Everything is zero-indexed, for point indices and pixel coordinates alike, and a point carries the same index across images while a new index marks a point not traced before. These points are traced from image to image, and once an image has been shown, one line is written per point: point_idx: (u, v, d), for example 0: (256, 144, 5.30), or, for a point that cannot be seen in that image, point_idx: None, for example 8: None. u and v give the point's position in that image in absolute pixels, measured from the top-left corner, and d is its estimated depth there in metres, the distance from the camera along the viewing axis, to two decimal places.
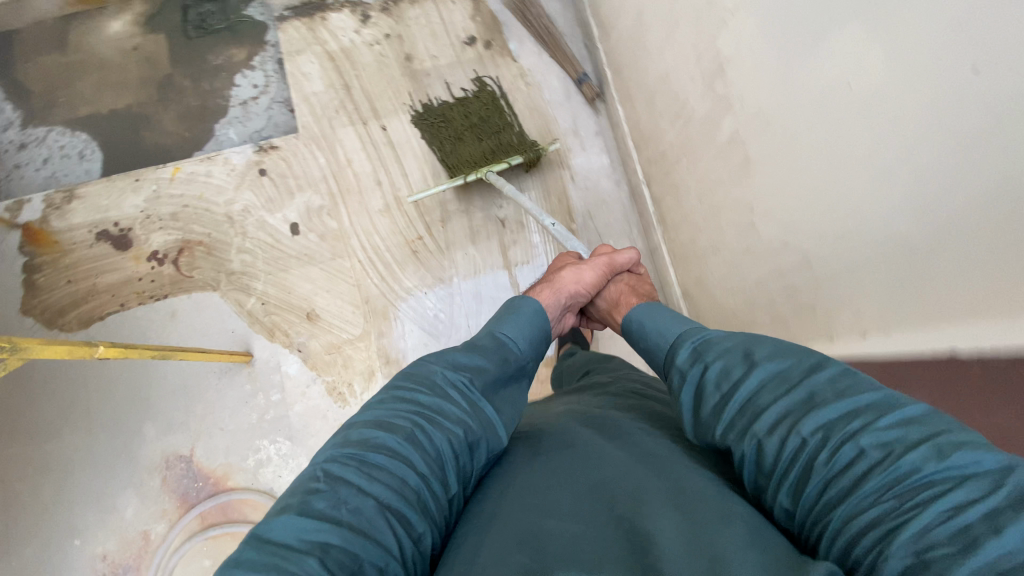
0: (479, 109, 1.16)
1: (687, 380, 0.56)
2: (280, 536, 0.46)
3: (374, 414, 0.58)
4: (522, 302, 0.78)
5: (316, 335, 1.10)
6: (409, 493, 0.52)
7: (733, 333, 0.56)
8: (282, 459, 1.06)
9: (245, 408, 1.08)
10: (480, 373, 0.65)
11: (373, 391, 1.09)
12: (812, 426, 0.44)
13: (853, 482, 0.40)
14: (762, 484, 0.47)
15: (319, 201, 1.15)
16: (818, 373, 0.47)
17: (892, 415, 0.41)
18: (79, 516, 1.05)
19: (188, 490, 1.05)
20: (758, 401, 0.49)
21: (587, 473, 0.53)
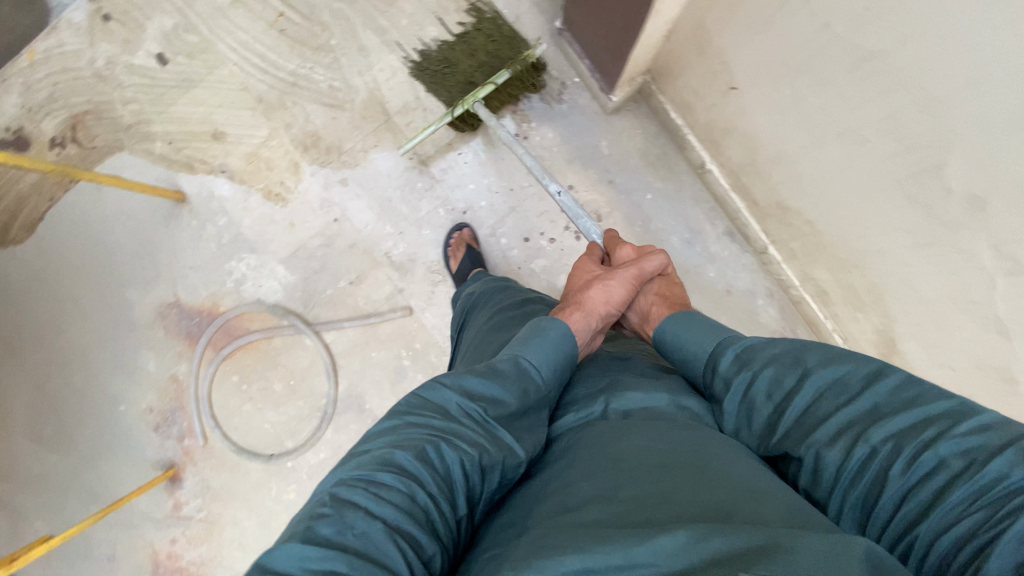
0: (487, 39, 1.05)
1: (734, 388, 0.55)
2: (282, 567, 0.40)
3: (385, 439, 0.51)
4: (550, 324, 0.67)
5: (230, 152, 1.10)
6: (419, 515, 0.46)
7: (778, 340, 0.55)
8: (255, 270, 1.11)
9: (202, 242, 1.11)
10: (498, 407, 0.56)
11: (307, 181, 1.09)
12: (882, 435, 0.43)
13: (937, 491, 0.39)
14: (825, 492, 0.45)
15: (171, 21, 1.09)
16: (879, 381, 0.46)
17: (969, 421, 0.40)
18: (115, 385, 1.15)
19: (191, 329, 1.13)
20: (818, 410, 0.48)
21: (607, 463, 0.48)
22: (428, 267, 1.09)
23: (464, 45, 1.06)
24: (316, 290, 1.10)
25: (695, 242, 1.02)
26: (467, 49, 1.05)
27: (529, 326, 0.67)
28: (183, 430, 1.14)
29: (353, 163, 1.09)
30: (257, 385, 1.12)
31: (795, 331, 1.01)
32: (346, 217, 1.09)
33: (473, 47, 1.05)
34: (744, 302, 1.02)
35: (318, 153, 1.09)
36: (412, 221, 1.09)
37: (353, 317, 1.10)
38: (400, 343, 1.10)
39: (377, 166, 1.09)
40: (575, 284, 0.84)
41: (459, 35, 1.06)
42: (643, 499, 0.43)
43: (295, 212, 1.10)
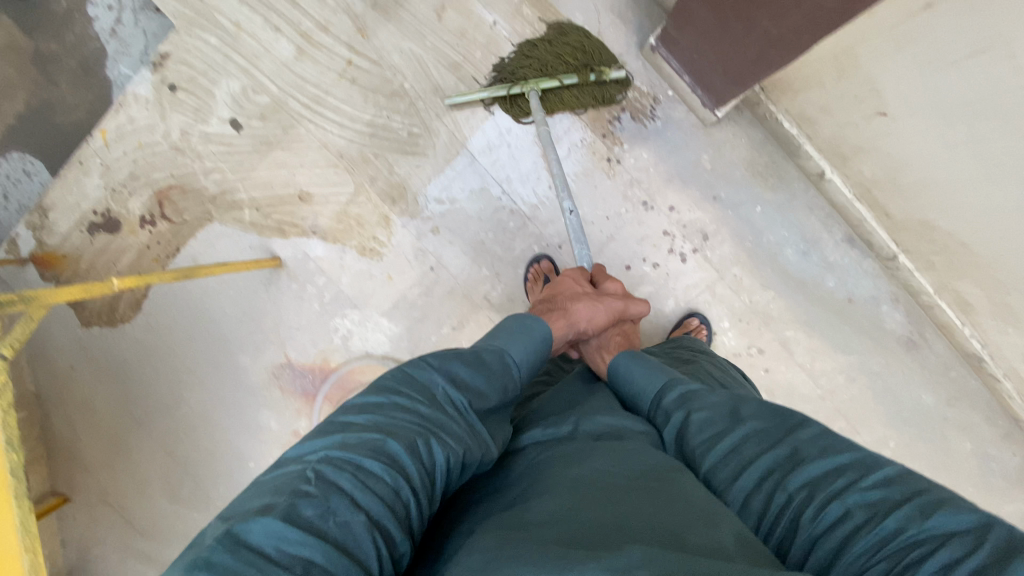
0: (587, 37, 0.97)
1: (674, 424, 0.63)
2: (259, 542, 0.42)
3: (369, 417, 0.53)
4: (535, 323, 0.72)
5: (320, 212, 1.09)
6: (398, 509, 0.48)
7: (718, 392, 0.64)
8: (361, 325, 1.12)
9: (304, 303, 1.12)
10: (480, 399, 0.60)
11: (399, 232, 1.08)
12: (798, 483, 0.52)
13: (843, 537, 0.47)
14: (752, 531, 0.53)
15: (239, 84, 1.06)
16: (799, 433, 0.55)
17: (874, 475, 0.49)
18: (240, 446, 1.20)
19: (305, 387, 1.15)
20: (747, 453, 0.57)
21: (573, 473, 0.51)
22: (530, 305, 1.08)
23: (561, 33, 0.98)
24: (421, 338, 1.11)
25: (811, 252, 0.98)
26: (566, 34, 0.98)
27: (515, 322, 0.72)
28: None
29: (442, 209, 1.07)
30: None
31: (922, 334, 0.98)
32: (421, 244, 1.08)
33: (570, 37, 0.97)
34: (867, 309, 0.98)
35: (405, 204, 1.07)
36: (508, 261, 1.07)
37: None
38: None
39: (467, 210, 1.07)
40: (563, 292, 0.85)
41: (544, 37, 0.98)
42: (604, 510, 0.45)
43: (392, 265, 1.09)
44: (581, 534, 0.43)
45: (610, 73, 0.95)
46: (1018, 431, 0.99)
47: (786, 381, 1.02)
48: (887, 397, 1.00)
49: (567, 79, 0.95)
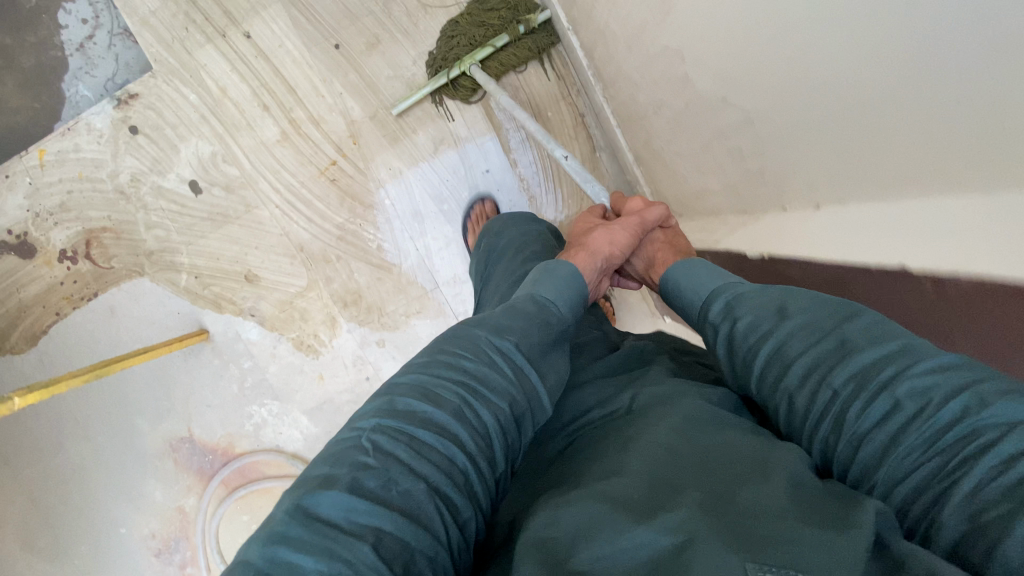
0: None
1: (721, 337, 0.55)
2: (327, 514, 0.39)
3: (415, 376, 0.49)
4: (559, 264, 0.66)
5: (263, 296, 1.04)
6: (457, 475, 0.45)
7: (769, 287, 0.54)
8: (277, 417, 1.08)
9: (223, 382, 1.07)
10: (527, 338, 0.55)
11: (342, 336, 1.05)
12: (844, 377, 0.43)
13: (892, 433, 0.39)
14: (798, 428, 0.46)
15: (209, 148, 1.00)
16: (851, 323, 0.45)
17: (929, 361, 0.39)
18: (116, 509, 1.11)
19: (203, 464, 1.09)
20: (789, 351, 0.47)
21: (645, 438, 0.46)
22: None
23: (478, 3, 0.94)
24: None
25: None
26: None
27: (545, 265, 0.66)
28: (185, 559, 1.13)
29: (392, 325, 1.05)
30: None
31: None
32: (388, 225, 1.02)
33: (488, 4, 0.93)
34: None
35: (356, 310, 1.04)
36: None
37: None
38: None
39: (418, 332, 1.05)
40: (575, 230, 0.80)
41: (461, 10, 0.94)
42: (676, 471, 0.42)
43: (326, 365, 1.06)
44: (653, 501, 0.39)
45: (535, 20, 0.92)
46: None
47: None
48: None
49: (499, 42, 0.91)
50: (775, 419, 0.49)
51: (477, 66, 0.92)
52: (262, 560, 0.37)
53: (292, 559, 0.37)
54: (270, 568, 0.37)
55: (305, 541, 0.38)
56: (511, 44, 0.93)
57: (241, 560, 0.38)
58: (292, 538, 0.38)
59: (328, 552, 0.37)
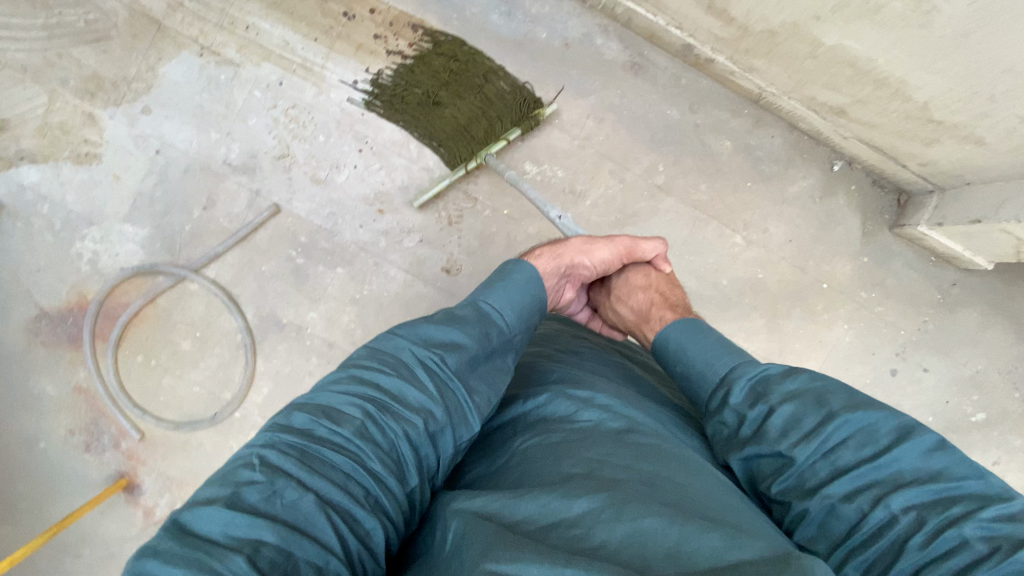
0: (447, 66, 1.02)
1: (746, 421, 0.57)
2: (206, 530, 0.42)
3: (325, 397, 0.54)
4: (516, 269, 0.71)
5: (18, 134, 1.00)
6: (357, 489, 0.49)
7: (794, 374, 0.58)
8: (104, 241, 1.02)
9: (36, 239, 1.02)
10: (457, 352, 0.60)
11: (110, 126, 1.00)
12: (903, 503, 0.47)
13: (954, 571, 0.43)
14: (834, 536, 0.49)
15: None
16: (908, 443, 0.50)
17: (996, 508, 0.45)
18: (22, 425, 1.06)
19: (69, 331, 1.04)
20: (842, 461, 0.51)
21: (585, 454, 0.52)
22: (274, 155, 1.02)
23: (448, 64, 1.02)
24: (174, 231, 1.02)
25: (514, 11, 1.02)
26: (429, 73, 1.02)
27: (495, 273, 0.71)
28: (115, 436, 1.06)
29: (146, 86, 1.00)
30: (165, 354, 1.05)
31: (641, 54, 1.04)
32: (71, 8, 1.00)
33: (460, 68, 1.02)
34: (585, 48, 1.03)
35: (107, 93, 1.00)
36: (234, 116, 1.01)
37: (224, 240, 1.02)
38: (284, 245, 1.03)
39: (172, 78, 1.00)
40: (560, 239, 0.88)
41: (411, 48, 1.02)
42: (600, 514, 0.44)
43: (114, 162, 1.01)
44: (547, 512, 0.46)
45: (544, 111, 1.03)
46: (765, 112, 1.05)
47: (547, 144, 1.05)
48: (638, 124, 1.05)
49: (514, 133, 1.01)
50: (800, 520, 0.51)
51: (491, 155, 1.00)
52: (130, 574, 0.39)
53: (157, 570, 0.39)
54: None
55: (175, 552, 0.40)
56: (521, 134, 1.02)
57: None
58: (163, 551, 0.40)
59: (197, 565, 0.39)
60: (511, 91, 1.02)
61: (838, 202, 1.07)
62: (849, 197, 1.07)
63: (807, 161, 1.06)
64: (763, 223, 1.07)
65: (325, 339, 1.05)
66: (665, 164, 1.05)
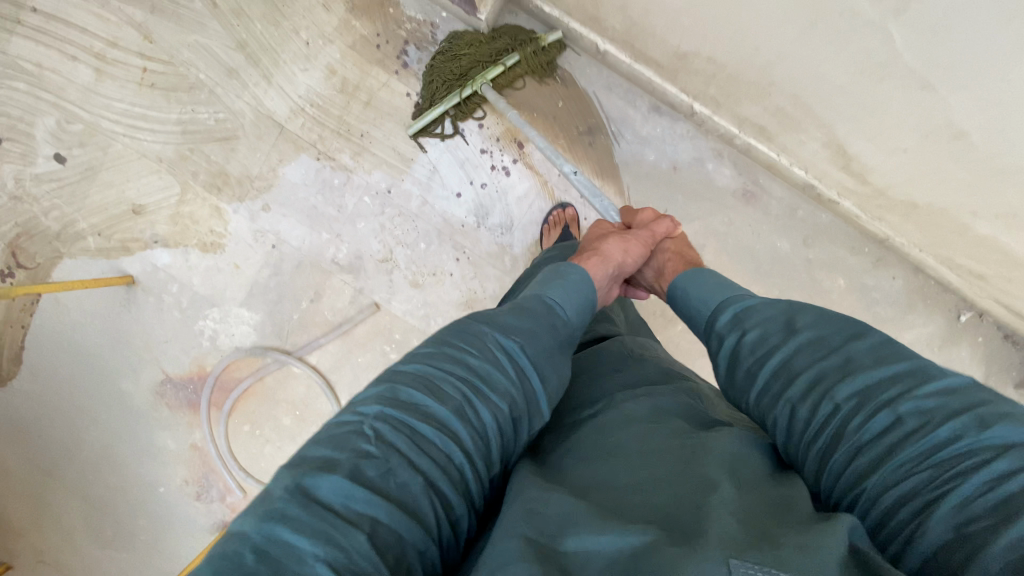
0: (470, 45, 0.97)
1: (727, 344, 0.60)
2: (327, 498, 0.40)
3: (420, 368, 0.51)
4: (570, 270, 0.70)
5: (156, 221, 1.10)
6: (453, 472, 0.46)
7: (775, 301, 0.59)
8: (222, 322, 1.12)
9: (166, 313, 1.13)
10: (532, 342, 0.57)
11: (233, 220, 1.08)
12: (849, 391, 0.47)
13: (889, 445, 0.42)
14: (791, 444, 0.50)
15: (53, 118, 1.10)
16: (859, 342, 0.49)
17: (936, 385, 0.44)
18: (147, 471, 1.20)
19: (189, 396, 1.16)
20: (794, 364, 0.52)
21: (632, 434, 0.51)
22: (376, 256, 1.06)
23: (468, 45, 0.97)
24: (283, 319, 1.10)
25: (623, 132, 0.99)
26: (453, 56, 0.97)
27: (552, 272, 0.69)
28: (222, 490, 1.18)
29: (267, 186, 1.06)
30: (268, 425, 1.15)
31: (756, 182, 0.98)
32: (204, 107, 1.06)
33: (478, 41, 0.97)
34: (695, 172, 0.99)
35: (232, 189, 1.07)
36: (343, 219, 1.06)
37: (327, 332, 1.10)
38: (380, 340, 1.09)
39: (291, 180, 1.06)
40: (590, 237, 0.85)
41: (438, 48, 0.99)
42: (659, 486, 0.43)
43: (234, 253, 1.09)
44: (595, 479, 0.46)
45: (547, 36, 0.95)
46: (889, 252, 0.97)
47: None
48: (743, 253, 1.00)
49: (512, 58, 0.94)
50: (772, 433, 0.52)
51: (489, 83, 0.95)
52: (257, 534, 0.37)
53: (289, 538, 0.37)
54: (266, 544, 0.37)
55: (303, 522, 0.38)
56: (524, 62, 0.95)
57: (236, 537, 0.37)
58: (290, 516, 0.38)
59: (326, 535, 0.37)
60: (525, 37, 0.96)
61: (960, 353, 0.99)
62: (974, 349, 0.98)
63: (930, 307, 0.98)
64: None
65: None
66: (768, 296, 1.01)
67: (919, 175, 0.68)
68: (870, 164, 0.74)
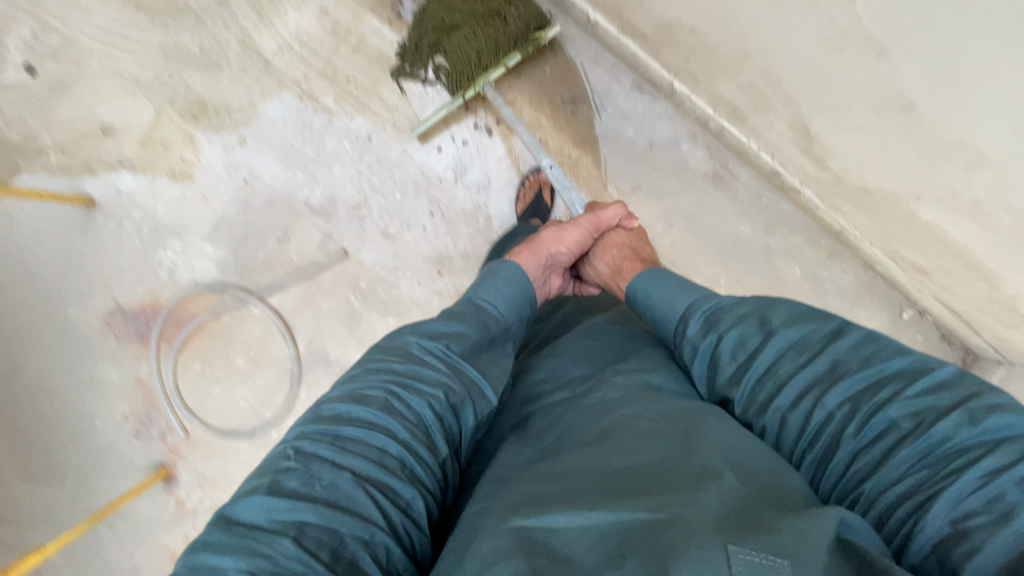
0: (467, 1, 0.97)
1: (704, 351, 0.63)
2: (249, 517, 0.44)
3: (343, 388, 0.56)
4: (503, 266, 0.74)
5: (126, 144, 1.07)
6: (390, 462, 0.50)
7: (742, 301, 0.63)
8: (183, 254, 1.09)
9: (125, 240, 1.10)
10: (460, 339, 0.62)
11: (205, 151, 1.06)
12: (837, 398, 0.50)
13: (885, 449, 0.46)
14: (785, 449, 0.53)
15: (27, 27, 1.06)
16: (837, 342, 0.53)
17: (924, 382, 0.47)
18: (85, 404, 1.15)
19: (139, 328, 1.12)
20: (782, 368, 0.55)
21: (597, 428, 0.54)
22: (349, 202, 1.06)
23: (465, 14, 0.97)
24: (247, 257, 1.08)
25: (605, 105, 1.02)
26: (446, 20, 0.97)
27: (487, 272, 0.74)
28: (163, 430, 1.14)
29: (245, 119, 1.05)
30: (220, 365, 1.12)
31: (726, 167, 1.02)
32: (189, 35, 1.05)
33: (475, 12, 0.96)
34: (670, 152, 1.03)
35: (208, 119, 1.06)
36: (320, 161, 1.05)
37: (291, 274, 1.08)
38: (345, 287, 1.08)
39: (270, 116, 1.05)
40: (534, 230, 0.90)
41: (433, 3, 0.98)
42: (617, 477, 0.46)
43: (204, 184, 1.07)
44: (566, 470, 0.49)
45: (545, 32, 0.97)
46: (843, 246, 1.02)
47: None
48: (708, 235, 1.04)
49: (512, 57, 0.97)
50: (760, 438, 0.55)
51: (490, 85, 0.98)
52: (185, 565, 0.42)
53: (208, 562, 0.41)
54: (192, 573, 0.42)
55: (225, 543, 0.42)
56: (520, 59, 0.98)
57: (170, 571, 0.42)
58: (212, 542, 0.43)
59: (245, 550, 0.42)
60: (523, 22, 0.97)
61: None
62: (913, 346, 1.04)
63: (876, 302, 1.03)
64: None
65: None
66: (728, 279, 1.04)
67: (872, 158, 0.73)
68: (830, 146, 0.78)
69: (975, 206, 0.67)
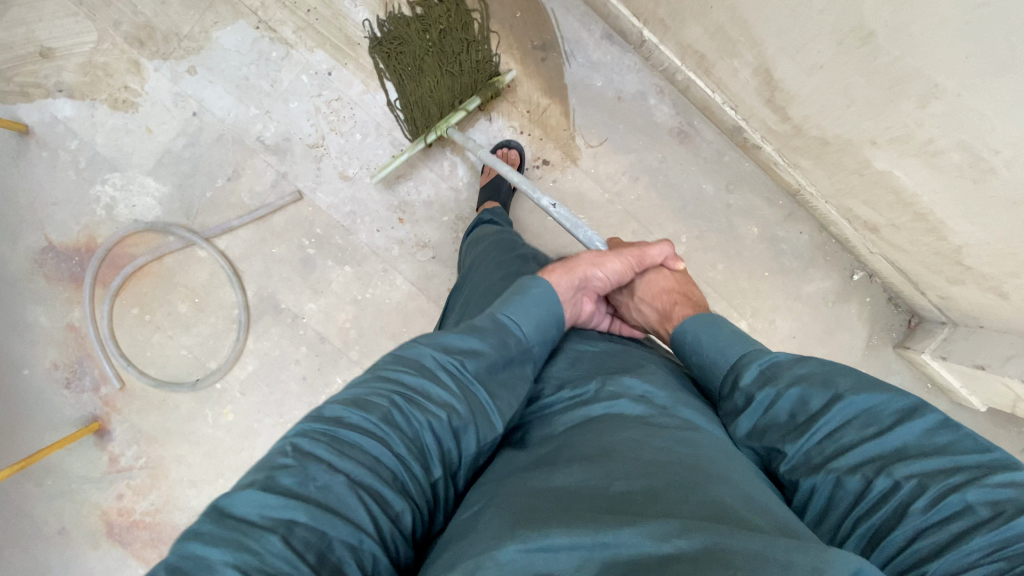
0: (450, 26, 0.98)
1: (751, 405, 0.52)
2: (243, 512, 0.37)
3: (348, 389, 0.47)
4: (532, 284, 0.61)
5: (64, 67, 0.99)
6: (387, 474, 0.42)
7: (804, 360, 0.53)
8: (124, 190, 1.02)
9: (59, 172, 1.02)
10: (477, 357, 0.51)
11: (152, 79, 1.00)
12: (908, 473, 0.42)
13: (954, 536, 0.38)
14: (829, 519, 0.44)
15: None
16: (912, 421, 0.44)
17: (1004, 474, 0.39)
18: (9, 350, 1.06)
19: (73, 269, 1.04)
20: (843, 437, 0.46)
21: (617, 437, 0.46)
22: (307, 140, 1.02)
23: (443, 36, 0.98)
24: (194, 196, 1.02)
25: (575, 54, 1.01)
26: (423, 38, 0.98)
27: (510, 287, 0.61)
28: (96, 380, 1.06)
29: (196, 47, 1.00)
30: (161, 312, 1.05)
31: (691, 123, 1.03)
32: None
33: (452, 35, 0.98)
34: (637, 106, 1.02)
35: (156, 45, 0.99)
36: (276, 96, 1.01)
37: (241, 215, 1.02)
38: (299, 233, 1.03)
39: (223, 45, 1.00)
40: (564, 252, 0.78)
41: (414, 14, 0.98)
42: (640, 491, 0.39)
43: (149, 115, 1.01)
44: (582, 483, 0.41)
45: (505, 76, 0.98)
46: (799, 207, 1.05)
47: (577, 191, 1.04)
48: (671, 191, 1.04)
49: (473, 103, 0.96)
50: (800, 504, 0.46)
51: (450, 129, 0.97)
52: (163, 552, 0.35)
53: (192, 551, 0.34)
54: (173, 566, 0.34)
55: (217, 535, 0.35)
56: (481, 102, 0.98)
57: None
58: (204, 532, 0.35)
59: (232, 544, 0.35)
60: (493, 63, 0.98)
61: (849, 310, 1.07)
62: (861, 308, 1.07)
63: (829, 264, 1.06)
64: (771, 313, 1.06)
65: (318, 333, 1.05)
66: (688, 236, 1.05)
67: (832, 101, 0.75)
68: (793, 91, 0.80)
69: (925, 145, 0.69)
